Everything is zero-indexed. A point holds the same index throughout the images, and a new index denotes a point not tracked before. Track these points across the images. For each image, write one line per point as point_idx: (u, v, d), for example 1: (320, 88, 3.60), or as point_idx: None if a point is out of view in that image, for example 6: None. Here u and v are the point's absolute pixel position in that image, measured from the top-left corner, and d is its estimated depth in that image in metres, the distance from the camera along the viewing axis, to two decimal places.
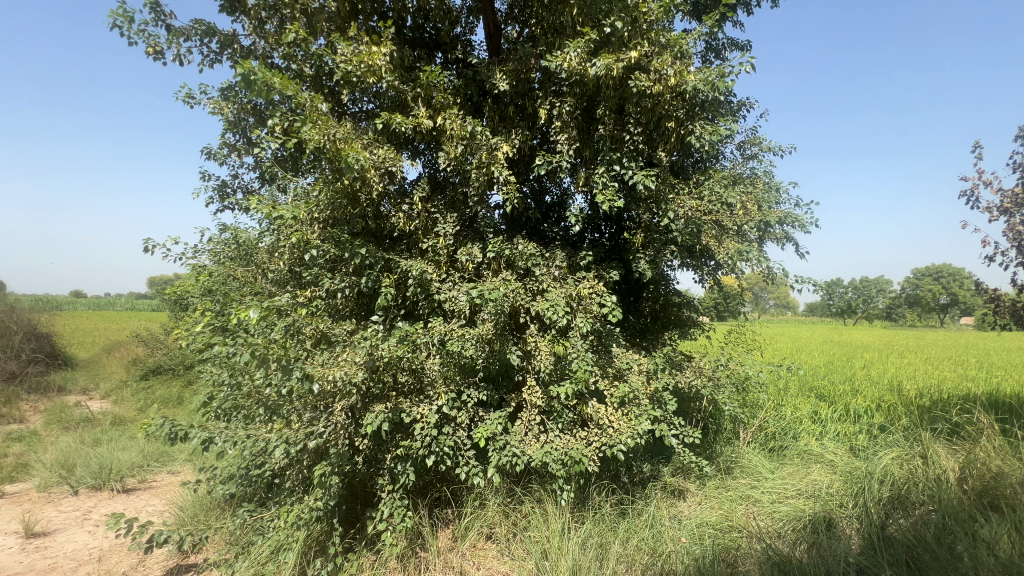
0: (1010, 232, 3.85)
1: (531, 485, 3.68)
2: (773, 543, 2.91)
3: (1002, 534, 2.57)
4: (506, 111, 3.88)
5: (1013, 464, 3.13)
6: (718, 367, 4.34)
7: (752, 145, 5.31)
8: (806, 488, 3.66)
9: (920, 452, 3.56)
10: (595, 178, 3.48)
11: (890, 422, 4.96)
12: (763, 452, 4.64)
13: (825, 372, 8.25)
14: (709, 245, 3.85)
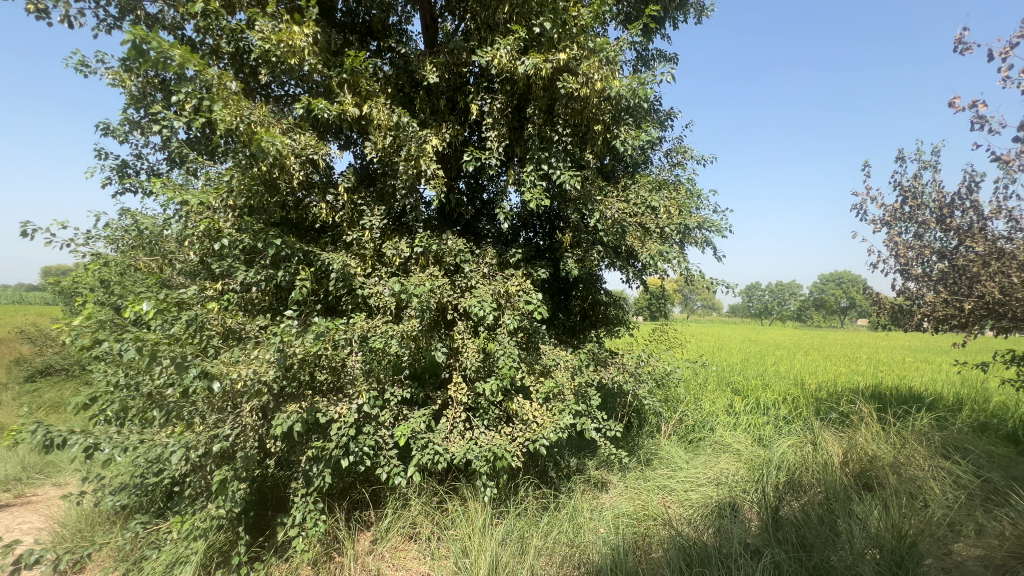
0: (890, 242, 4.33)
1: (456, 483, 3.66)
2: (682, 529, 3.08)
3: (873, 510, 2.88)
4: (438, 104, 3.82)
5: (885, 448, 3.52)
6: (641, 364, 4.54)
7: (677, 154, 5.60)
8: (715, 476, 3.91)
9: (812, 439, 3.92)
10: (524, 176, 3.52)
11: (792, 412, 5.43)
12: (681, 444, 4.91)
13: (742, 368, 8.91)
14: (632, 245, 4.01)
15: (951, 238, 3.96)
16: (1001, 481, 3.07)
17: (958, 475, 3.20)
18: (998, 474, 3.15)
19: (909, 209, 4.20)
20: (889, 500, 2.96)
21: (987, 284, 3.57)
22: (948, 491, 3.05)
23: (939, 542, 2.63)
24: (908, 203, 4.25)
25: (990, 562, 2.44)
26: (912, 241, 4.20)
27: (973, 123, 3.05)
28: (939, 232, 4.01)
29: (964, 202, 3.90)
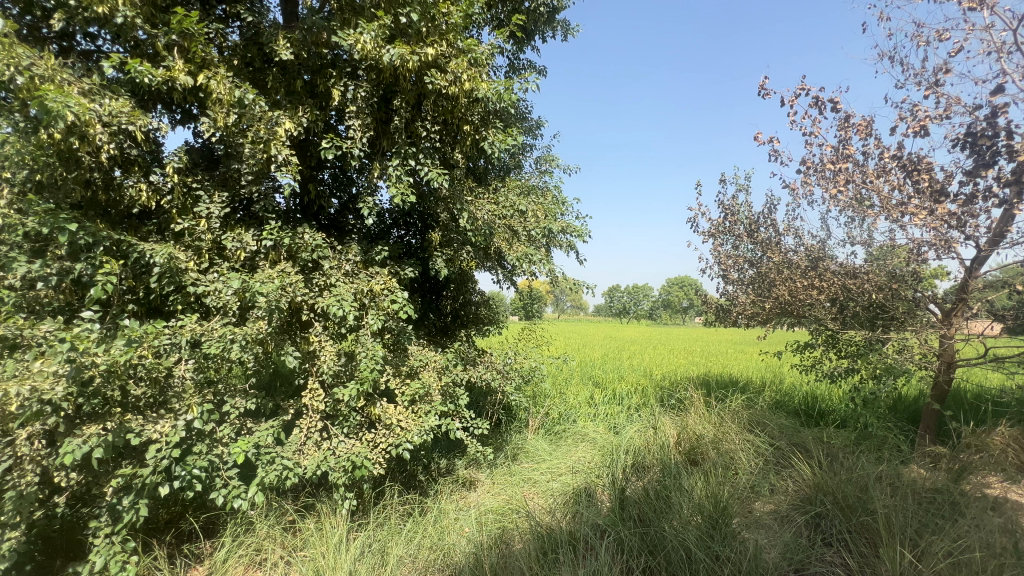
0: (715, 252, 5.09)
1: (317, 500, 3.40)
2: (543, 518, 3.22)
3: (698, 481, 3.33)
4: (294, 84, 3.48)
5: (708, 427, 4.12)
6: (508, 362, 4.68)
7: (546, 162, 5.92)
8: (573, 464, 4.19)
9: (654, 424, 4.43)
10: (389, 170, 3.37)
11: (640, 401, 6.08)
12: (545, 437, 5.19)
13: (602, 362, 9.78)
14: (500, 246, 4.11)
15: (757, 249, 4.77)
16: (786, 447, 3.78)
17: (758, 445, 3.87)
18: (785, 441, 3.88)
19: (728, 224, 4.97)
20: (709, 471, 3.45)
21: (781, 288, 4.38)
22: (752, 459, 3.67)
23: (744, 502, 3.14)
24: (727, 219, 5.03)
25: (778, 515, 2.99)
26: (731, 251, 4.99)
27: (770, 157, 3.76)
28: (749, 244, 4.81)
29: (766, 220, 4.75)
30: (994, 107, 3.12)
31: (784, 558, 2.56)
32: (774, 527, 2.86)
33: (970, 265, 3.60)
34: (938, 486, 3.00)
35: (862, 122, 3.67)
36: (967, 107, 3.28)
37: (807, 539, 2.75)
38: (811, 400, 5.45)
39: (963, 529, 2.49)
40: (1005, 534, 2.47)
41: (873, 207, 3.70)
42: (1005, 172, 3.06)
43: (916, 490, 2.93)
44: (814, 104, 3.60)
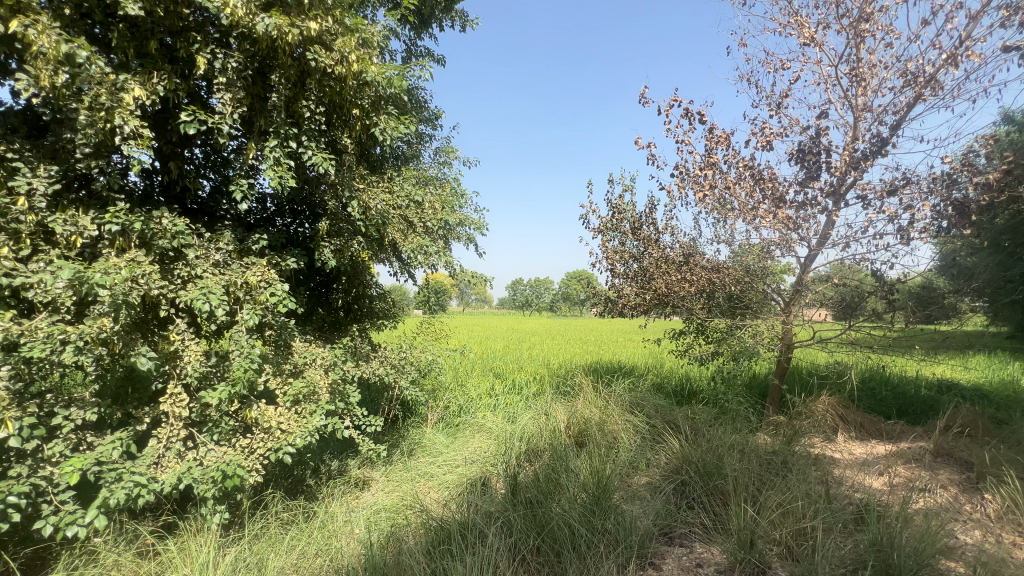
0: (603, 247, 5.42)
1: (188, 523, 3.06)
2: (437, 512, 3.20)
3: (583, 461, 3.55)
4: (146, 45, 3.00)
5: (594, 411, 4.41)
6: (404, 356, 4.57)
7: (445, 154, 5.83)
8: (470, 455, 4.23)
9: (546, 411, 4.63)
10: (266, 151, 3.08)
11: (536, 389, 6.32)
12: (443, 430, 5.17)
13: (504, 354, 9.97)
14: (394, 237, 3.98)
15: (639, 245, 5.18)
16: (661, 425, 4.17)
17: (637, 424, 4.23)
18: (660, 420, 4.29)
19: (615, 221, 5.31)
20: (594, 451, 3.70)
21: (659, 281, 4.82)
22: (632, 439, 3.99)
23: (624, 477, 3.42)
24: (615, 217, 5.37)
25: (651, 486, 3.30)
26: (617, 247, 5.35)
27: (649, 160, 4.09)
28: (633, 241, 5.21)
29: (648, 219, 5.18)
30: (820, 129, 3.72)
31: (655, 525, 2.84)
32: (647, 498, 3.15)
33: (803, 262, 4.27)
34: (776, 449, 3.53)
35: (724, 134, 4.15)
36: (802, 127, 3.86)
37: (674, 505, 3.08)
38: (684, 381, 6.10)
39: (792, 483, 2.96)
40: (821, 485, 2.98)
41: (733, 210, 4.22)
42: (828, 183, 3.67)
43: (759, 454, 3.41)
44: (685, 115, 4.00)
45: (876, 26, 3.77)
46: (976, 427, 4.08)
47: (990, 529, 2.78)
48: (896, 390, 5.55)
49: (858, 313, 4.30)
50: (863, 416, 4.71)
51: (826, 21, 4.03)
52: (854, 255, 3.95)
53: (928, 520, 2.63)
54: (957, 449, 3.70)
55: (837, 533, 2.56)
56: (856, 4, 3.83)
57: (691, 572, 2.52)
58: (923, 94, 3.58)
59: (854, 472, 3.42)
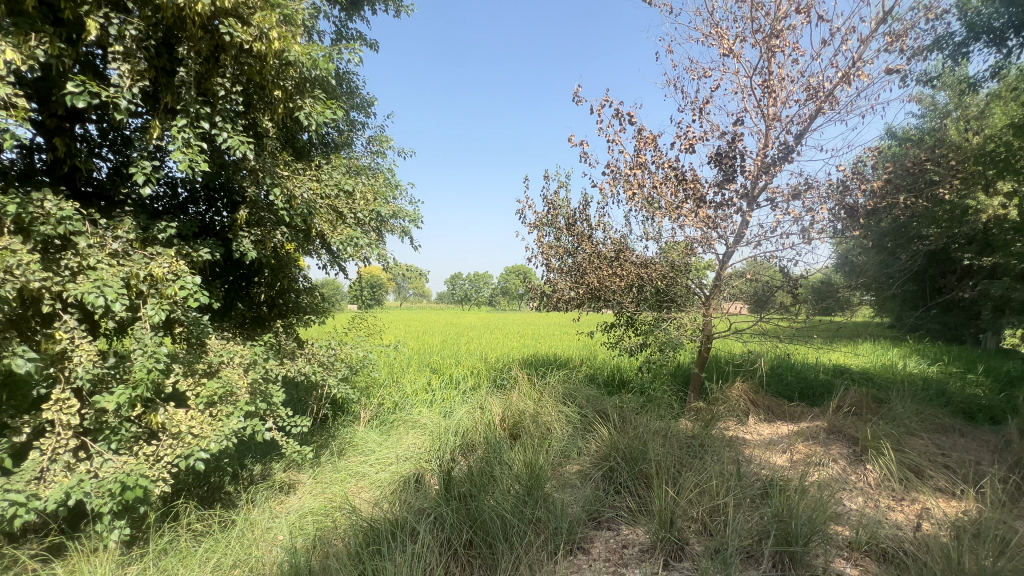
0: (539, 242, 5.50)
1: (83, 542, 2.77)
2: (368, 512, 3.11)
3: (517, 453, 3.60)
4: (22, 2, 2.61)
5: (529, 403, 4.48)
6: (333, 352, 4.37)
7: (378, 143, 5.63)
8: (404, 452, 4.15)
9: (482, 406, 4.63)
10: (173, 131, 2.80)
11: (473, 383, 6.30)
12: (376, 427, 5.02)
13: (441, 348, 9.85)
14: (321, 228, 3.78)
15: (573, 240, 5.31)
16: (592, 415, 4.32)
17: (569, 415, 4.35)
18: (590, 410, 4.44)
19: (551, 217, 5.41)
20: (527, 443, 3.76)
21: (591, 276, 4.96)
22: (564, 429, 4.10)
23: (556, 467, 3.51)
24: (550, 213, 5.47)
25: (582, 474, 3.42)
26: (552, 242, 5.45)
27: (581, 158, 4.19)
28: (568, 236, 5.33)
29: (581, 215, 5.31)
30: (736, 135, 4.00)
31: (585, 511, 2.94)
32: (578, 486, 3.26)
33: (722, 258, 4.59)
34: (695, 433, 3.78)
35: (652, 136, 4.34)
36: (721, 132, 4.13)
37: (603, 491, 3.21)
38: (615, 372, 6.35)
39: (708, 464, 3.19)
40: (733, 464, 3.23)
41: (659, 209, 4.43)
42: (742, 186, 3.96)
43: (680, 438, 3.64)
44: (616, 115, 4.13)
45: (785, 42, 4.11)
46: (861, 406, 4.61)
47: (870, 495, 3.16)
48: (799, 376, 6.14)
49: (768, 306, 4.69)
50: (771, 400, 5.15)
51: (743, 35, 4.33)
52: (765, 253, 4.30)
53: (821, 490, 2.94)
54: (846, 426, 4.15)
55: (746, 508, 2.79)
56: (768, 21, 4.14)
57: (617, 554, 2.64)
58: (823, 107, 3.95)
59: (762, 452, 3.74)
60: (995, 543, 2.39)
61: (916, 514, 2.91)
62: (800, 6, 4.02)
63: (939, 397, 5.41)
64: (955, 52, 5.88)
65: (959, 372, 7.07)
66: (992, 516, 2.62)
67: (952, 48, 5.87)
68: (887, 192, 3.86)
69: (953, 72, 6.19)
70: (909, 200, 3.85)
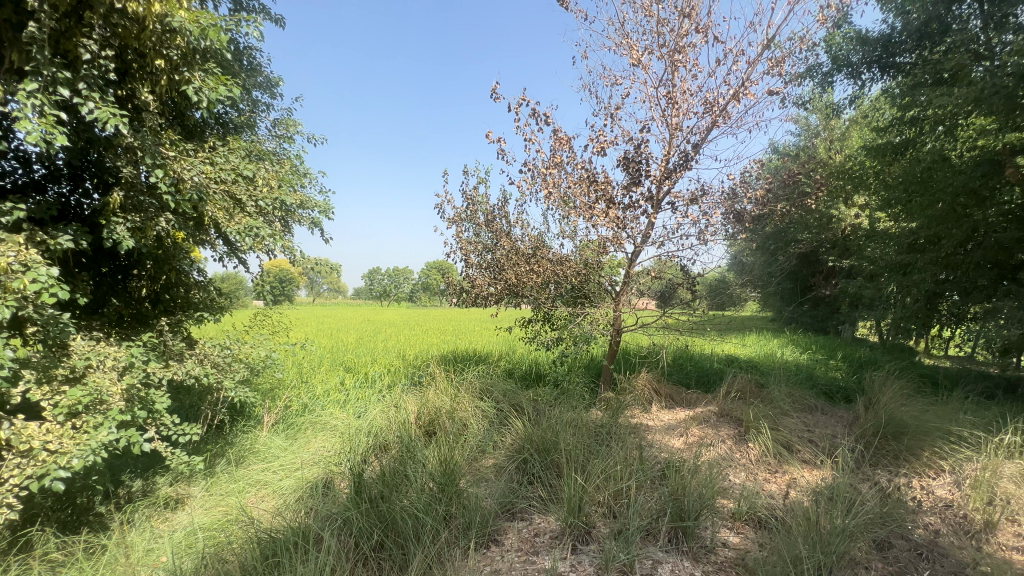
0: (457, 238, 5.46)
1: None
2: (269, 523, 2.90)
3: (432, 450, 3.56)
4: None
5: (445, 400, 4.45)
6: (230, 353, 4.01)
7: (284, 127, 5.23)
8: (312, 456, 3.93)
9: (397, 404, 4.51)
10: (22, 96, 2.38)
11: (390, 381, 6.12)
12: (281, 432, 4.69)
13: (356, 346, 9.44)
14: (215, 216, 3.44)
15: (492, 237, 5.34)
16: (508, 409, 4.39)
17: (486, 410, 4.39)
18: (506, 404, 4.51)
19: (469, 212, 5.39)
20: (443, 439, 3.74)
21: (509, 272, 5.02)
22: (480, 424, 4.13)
23: (471, 462, 3.53)
24: (469, 208, 5.45)
25: (496, 467, 3.47)
26: (471, 238, 5.44)
27: (499, 154, 4.21)
28: (487, 232, 5.35)
29: (500, 212, 5.36)
30: (643, 141, 4.26)
31: (499, 504, 2.99)
32: (493, 479, 3.30)
33: (630, 257, 4.88)
34: (604, 422, 3.99)
35: (568, 137, 4.49)
36: (630, 138, 4.37)
37: (516, 483, 3.28)
38: (532, 366, 6.51)
39: (614, 450, 3.38)
40: (636, 449, 3.46)
41: (574, 208, 4.59)
42: (649, 189, 4.22)
43: (590, 428, 3.82)
44: (533, 115, 4.21)
45: (686, 59, 4.45)
46: (746, 391, 5.16)
47: (751, 470, 3.55)
48: (696, 365, 6.72)
49: (670, 301, 5.07)
50: (672, 388, 5.58)
51: (650, 47, 4.62)
52: (668, 253, 4.64)
53: (710, 468, 3.25)
54: (734, 409, 4.62)
55: (647, 489, 2.99)
56: (672, 37, 4.45)
57: (529, 543, 2.72)
58: (717, 121, 4.34)
59: (662, 436, 4.04)
60: (844, 504, 2.80)
61: (786, 484, 3.32)
62: (699, 26, 4.37)
63: (807, 381, 6.21)
64: (823, 80, 6.75)
65: (823, 359, 8.18)
66: (843, 481, 3.06)
67: (820, 76, 6.72)
68: (768, 201, 4.34)
69: (821, 98, 7.09)
70: (785, 208, 4.35)
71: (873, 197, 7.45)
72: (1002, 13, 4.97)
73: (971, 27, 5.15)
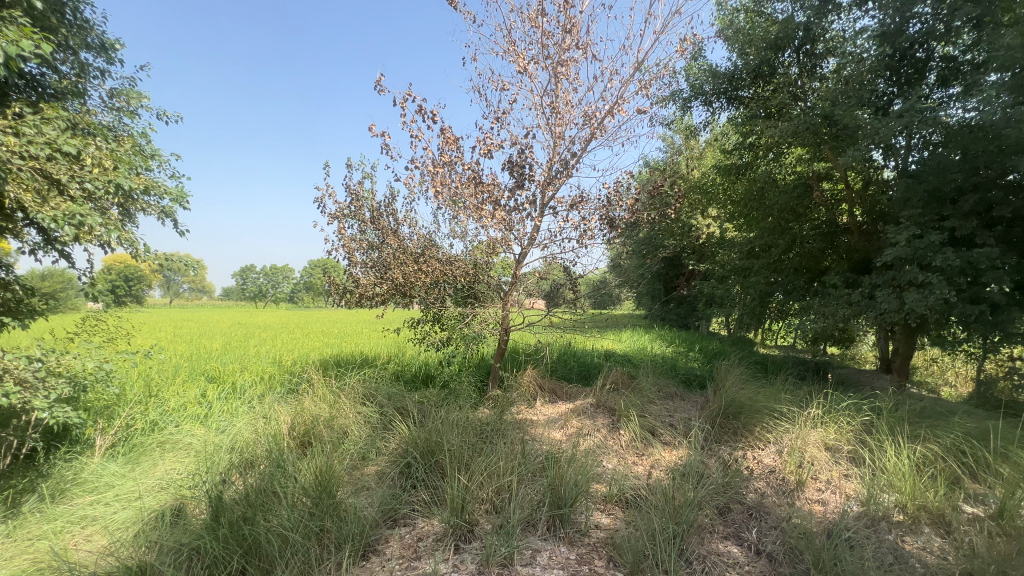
0: (339, 235, 5.13)
1: None
2: (97, 565, 2.45)
3: (306, 462, 3.29)
4: None
5: (324, 408, 4.16)
6: (46, 365, 3.30)
7: (125, 99, 4.45)
8: (158, 480, 3.41)
9: (267, 415, 4.11)
10: None
11: (260, 390, 5.54)
12: (119, 456, 3.99)
13: (222, 352, 8.40)
14: (21, 199, 2.81)
15: (378, 234, 5.12)
16: (392, 413, 4.24)
17: (369, 415, 4.20)
18: (391, 408, 4.37)
19: (353, 208, 5.10)
20: (318, 450, 3.48)
21: (396, 271, 4.84)
22: (362, 430, 3.93)
23: (352, 471, 3.35)
24: (353, 203, 5.15)
25: (378, 475, 3.33)
26: (355, 235, 5.15)
27: (383, 149, 4.04)
28: (372, 230, 5.10)
29: (387, 209, 5.16)
30: (528, 147, 4.41)
31: (379, 512, 2.87)
32: (373, 487, 3.16)
33: (518, 258, 5.02)
34: (490, 420, 4.05)
35: (456, 137, 4.48)
36: (516, 143, 4.50)
37: (399, 488, 3.19)
38: (420, 367, 6.37)
39: (498, 447, 3.45)
40: (519, 444, 3.57)
41: (463, 209, 4.60)
42: (534, 194, 4.39)
43: (476, 426, 3.86)
44: (419, 111, 4.11)
45: (568, 72, 4.71)
46: (619, 383, 5.62)
47: (621, 455, 3.88)
48: (578, 361, 7.15)
49: (555, 301, 5.33)
50: (555, 383, 5.87)
51: (536, 57, 4.81)
52: (552, 254, 4.87)
53: (586, 456, 3.48)
54: (608, 400, 5.01)
55: (527, 482, 3.11)
56: (555, 50, 4.68)
57: (411, 549, 2.66)
58: (595, 133, 4.67)
59: (544, 429, 4.23)
60: (695, 477, 3.19)
61: (649, 465, 3.69)
62: (579, 43, 4.65)
63: (671, 371, 6.97)
64: (683, 105, 7.60)
65: (684, 351, 9.25)
66: (695, 458, 3.49)
67: (682, 101, 7.57)
68: (637, 210, 4.79)
69: (682, 120, 8.01)
70: (651, 216, 4.83)
71: (722, 210, 8.61)
72: (812, 63, 6.08)
73: (791, 72, 6.26)
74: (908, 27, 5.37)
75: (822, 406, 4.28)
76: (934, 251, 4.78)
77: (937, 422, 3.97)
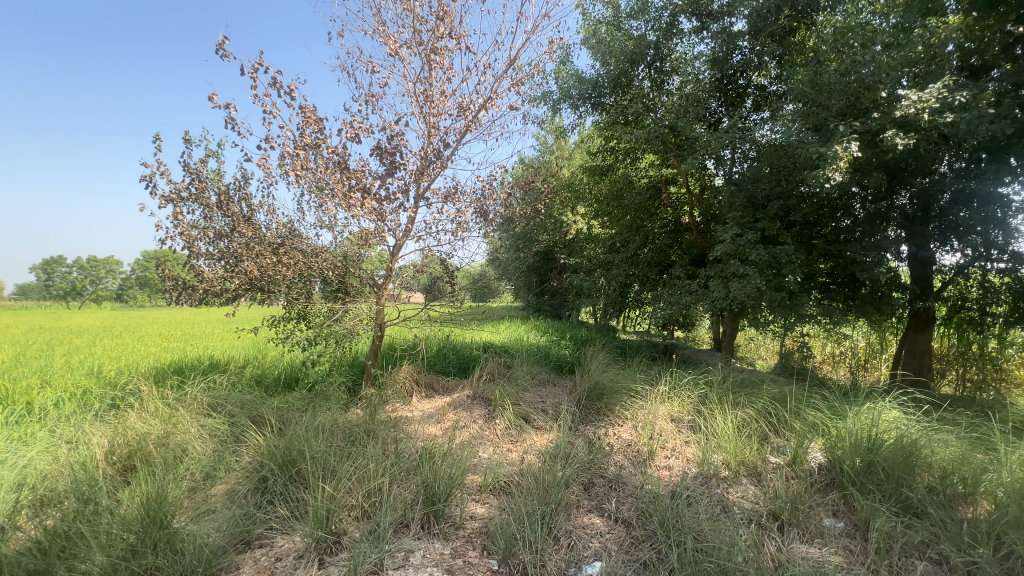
0: (176, 221, 4.36)
1: None
2: None
3: (129, 489, 2.75)
4: None
5: (156, 424, 3.53)
6: None
7: None
8: None
9: (74, 440, 3.35)
10: None
11: (65, 408, 4.49)
12: None
13: (8, 365, 6.65)
14: None
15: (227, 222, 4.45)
16: (245, 422, 3.77)
17: (215, 427, 3.67)
18: (242, 418, 3.86)
19: (194, 190, 4.37)
20: (146, 473, 2.94)
21: (249, 263, 4.28)
22: (206, 445, 3.42)
23: (193, 494, 2.90)
24: (194, 185, 4.41)
25: (227, 494, 2.94)
26: (198, 221, 4.42)
27: (228, 124, 3.48)
28: (219, 216, 4.43)
29: (238, 192, 4.51)
30: (400, 133, 4.21)
31: (228, 535, 2.53)
32: (220, 509, 2.77)
33: (393, 250, 4.80)
34: (361, 421, 3.81)
35: (318, 117, 4.10)
36: (388, 129, 4.26)
37: (252, 507, 2.84)
38: (283, 369, 5.77)
39: (368, 449, 3.26)
40: (393, 444, 3.43)
41: (330, 196, 4.23)
42: (409, 183, 4.23)
43: (345, 429, 3.60)
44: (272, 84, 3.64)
45: (442, 61, 4.61)
46: (496, 373, 5.73)
47: (496, 444, 3.96)
48: (456, 353, 7.12)
49: (432, 294, 5.20)
50: (432, 377, 5.77)
51: (408, 42, 4.62)
52: (428, 246, 4.75)
53: (462, 449, 3.47)
54: (484, 390, 5.08)
55: (400, 482, 3.00)
56: (429, 37, 4.54)
57: (267, 571, 2.40)
58: (469, 125, 4.65)
59: (420, 426, 4.11)
60: (564, 459, 3.39)
61: (523, 451, 3.82)
62: (453, 33, 4.58)
63: (544, 359, 7.32)
64: (553, 106, 7.96)
65: (556, 340, 9.79)
66: (563, 440, 3.70)
67: (552, 102, 7.92)
68: (511, 204, 4.89)
69: (553, 120, 8.40)
70: (524, 211, 4.98)
71: (588, 207, 9.25)
72: (661, 79, 6.80)
73: (644, 85, 6.92)
74: (733, 56, 6.35)
75: (669, 383, 4.86)
76: (750, 247, 5.72)
77: (751, 390, 4.77)
